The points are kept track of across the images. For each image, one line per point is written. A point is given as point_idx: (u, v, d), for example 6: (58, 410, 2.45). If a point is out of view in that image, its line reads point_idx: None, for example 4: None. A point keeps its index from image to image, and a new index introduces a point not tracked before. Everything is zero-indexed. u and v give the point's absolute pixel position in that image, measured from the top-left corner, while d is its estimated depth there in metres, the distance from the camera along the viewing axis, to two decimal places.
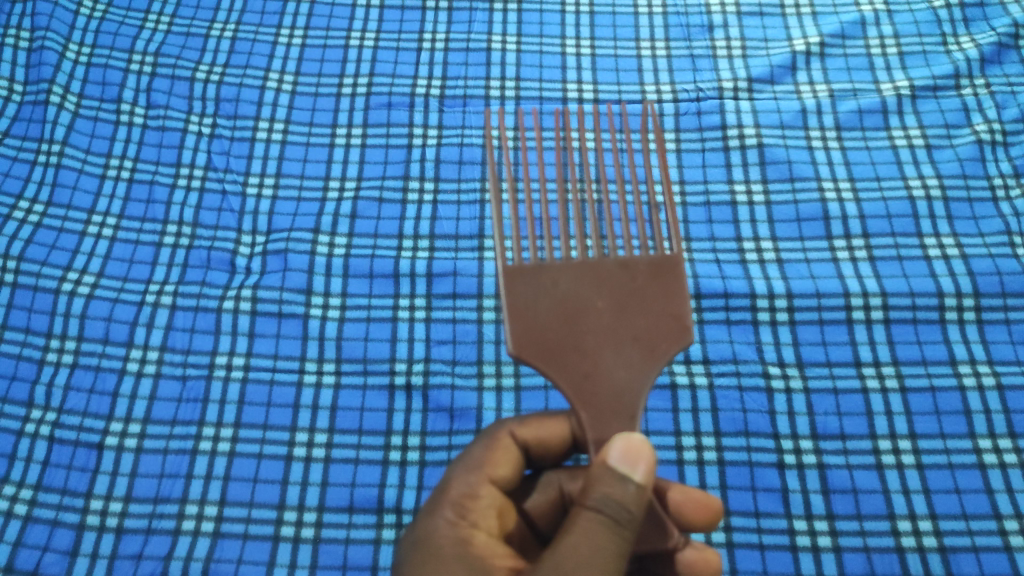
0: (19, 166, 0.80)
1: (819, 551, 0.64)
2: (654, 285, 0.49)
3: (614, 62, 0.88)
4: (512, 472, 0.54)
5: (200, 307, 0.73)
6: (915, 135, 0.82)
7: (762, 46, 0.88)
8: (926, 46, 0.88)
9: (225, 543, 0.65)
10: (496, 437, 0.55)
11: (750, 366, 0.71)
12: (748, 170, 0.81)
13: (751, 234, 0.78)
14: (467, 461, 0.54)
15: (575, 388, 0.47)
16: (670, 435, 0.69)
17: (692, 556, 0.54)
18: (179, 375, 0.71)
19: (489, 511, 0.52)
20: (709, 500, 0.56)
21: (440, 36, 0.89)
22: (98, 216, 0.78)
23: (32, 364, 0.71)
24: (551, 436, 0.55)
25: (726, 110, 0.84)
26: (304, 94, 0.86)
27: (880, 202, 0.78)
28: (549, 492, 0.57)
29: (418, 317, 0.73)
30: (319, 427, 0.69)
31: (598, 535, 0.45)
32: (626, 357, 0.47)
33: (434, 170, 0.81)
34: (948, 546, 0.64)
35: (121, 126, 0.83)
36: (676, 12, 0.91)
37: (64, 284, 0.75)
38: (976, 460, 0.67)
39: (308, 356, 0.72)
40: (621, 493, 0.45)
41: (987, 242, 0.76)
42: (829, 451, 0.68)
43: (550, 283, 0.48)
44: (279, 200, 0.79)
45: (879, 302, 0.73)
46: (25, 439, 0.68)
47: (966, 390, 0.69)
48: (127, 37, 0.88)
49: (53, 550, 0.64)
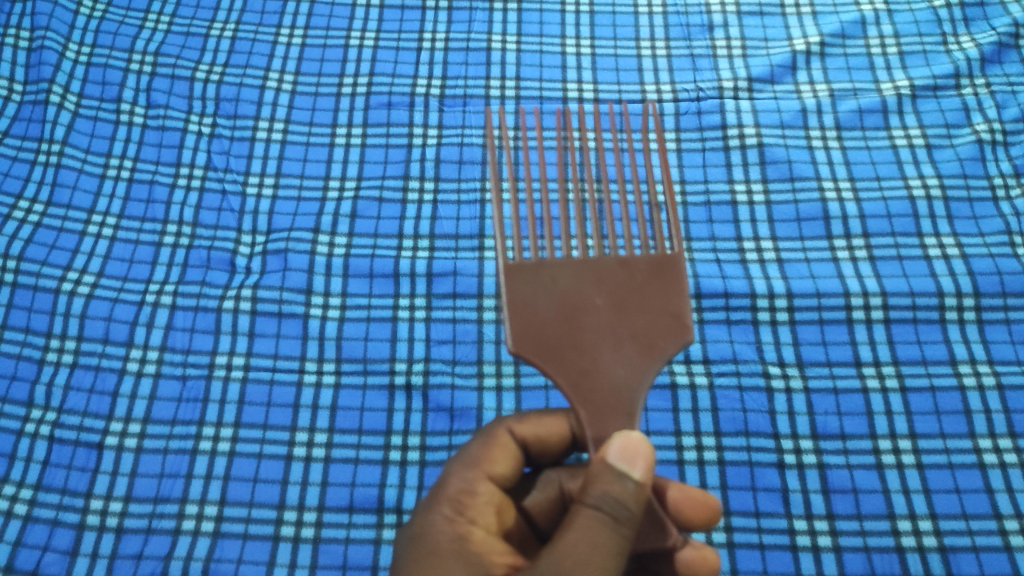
0: (19, 166, 0.80)
1: (819, 551, 0.64)
2: (653, 283, 0.49)
3: (614, 62, 0.88)
4: (510, 469, 0.54)
5: (200, 306, 0.73)
6: (915, 135, 0.82)
7: (762, 46, 0.88)
8: (926, 46, 0.88)
9: (225, 543, 0.65)
10: (494, 435, 0.55)
11: (750, 366, 0.71)
12: (748, 170, 0.81)
13: (751, 234, 0.77)
14: (464, 457, 0.54)
15: (574, 386, 0.46)
16: (670, 435, 0.69)
17: (691, 555, 0.54)
18: (179, 375, 0.71)
19: (486, 508, 0.52)
20: (707, 498, 0.56)
21: (439, 35, 0.89)
22: (98, 215, 0.78)
23: (32, 364, 0.71)
24: (550, 433, 0.56)
25: (726, 109, 0.84)
26: (303, 94, 0.86)
27: (880, 202, 0.78)
28: (549, 490, 0.56)
29: (418, 317, 0.73)
30: (319, 427, 0.69)
31: (597, 532, 0.45)
32: (625, 354, 0.47)
33: (434, 170, 0.80)
34: (948, 546, 0.64)
35: (120, 126, 0.83)
36: (677, 11, 0.90)
37: (64, 284, 0.75)
38: (976, 460, 0.67)
39: (308, 356, 0.72)
40: (620, 490, 0.45)
41: (988, 242, 0.76)
42: (829, 451, 0.68)
43: (549, 280, 0.48)
44: (279, 200, 0.79)
45: (879, 302, 0.73)
46: (25, 439, 0.68)
47: (966, 390, 0.69)
48: (127, 37, 0.88)
49: (53, 550, 0.64)
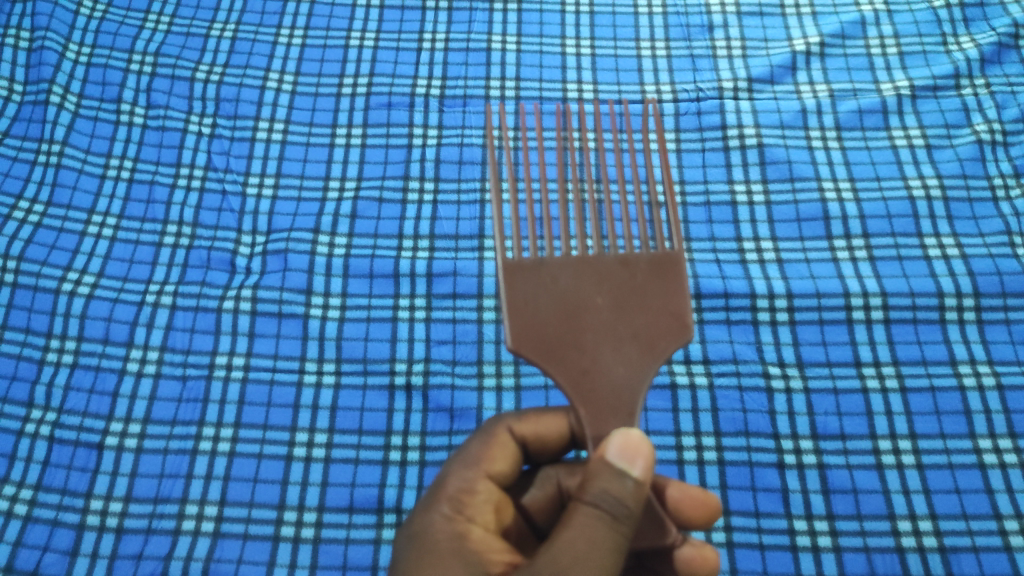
0: (19, 166, 0.80)
1: (819, 551, 0.64)
2: (654, 283, 0.49)
3: (614, 62, 0.88)
4: (509, 467, 0.54)
5: (200, 307, 0.73)
6: (915, 135, 0.82)
7: (762, 46, 0.88)
8: (926, 46, 0.88)
9: (225, 543, 0.65)
10: (494, 433, 0.55)
11: (750, 366, 0.71)
12: (748, 170, 0.81)
13: (751, 234, 0.77)
14: (463, 457, 0.54)
15: (574, 385, 0.46)
16: (670, 435, 0.69)
17: (690, 553, 0.54)
18: (179, 375, 0.71)
19: (485, 506, 0.52)
20: (707, 497, 0.56)
21: (439, 36, 0.89)
22: (98, 216, 0.78)
23: (32, 364, 0.71)
24: (549, 431, 0.56)
25: (726, 110, 0.84)
26: (304, 94, 0.86)
27: (880, 202, 0.78)
28: (547, 487, 0.57)
29: (418, 318, 0.73)
30: (319, 427, 0.69)
31: (594, 530, 0.45)
32: (625, 354, 0.47)
33: (434, 170, 0.81)
34: (948, 546, 0.64)
35: (121, 126, 0.83)
36: (677, 11, 0.90)
37: (64, 284, 0.75)
38: (976, 460, 0.67)
39: (308, 356, 0.72)
40: (619, 488, 0.45)
41: (988, 242, 0.76)
42: (829, 451, 0.68)
43: (549, 280, 0.48)
44: (279, 200, 0.79)
45: (879, 302, 0.73)
46: (25, 439, 0.68)
47: (966, 390, 0.69)
48: (127, 37, 0.88)
49: (53, 550, 0.64)
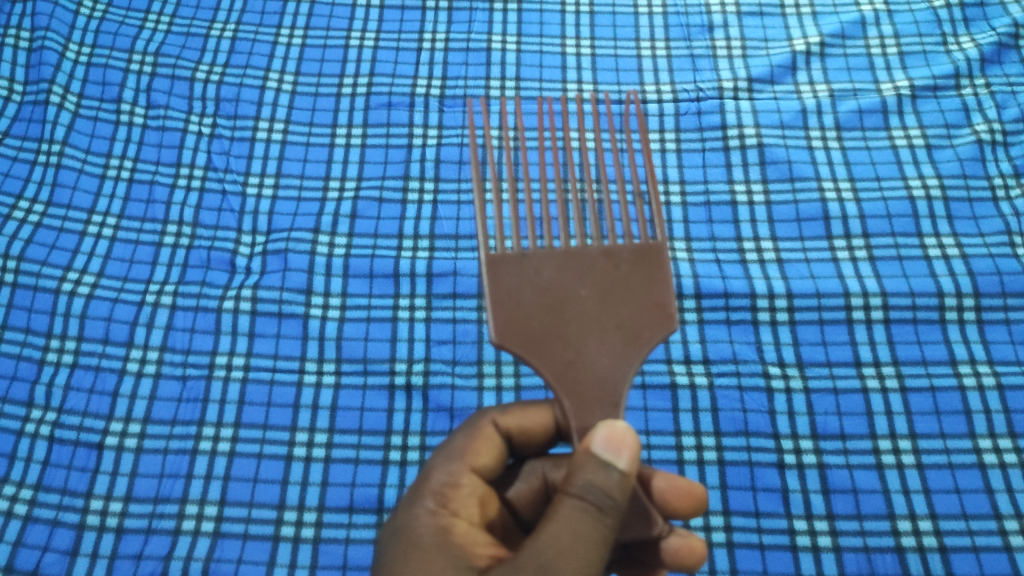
0: (19, 166, 0.80)
1: (819, 551, 0.64)
2: (638, 273, 0.49)
3: (614, 62, 0.88)
4: (494, 461, 0.54)
5: (200, 307, 0.73)
6: (915, 135, 0.82)
7: (762, 46, 0.88)
8: (926, 46, 0.88)
9: (225, 543, 0.65)
10: (478, 427, 0.55)
11: (750, 366, 0.71)
12: (748, 170, 0.81)
13: (751, 234, 0.77)
14: (448, 451, 0.54)
15: (558, 376, 0.47)
16: (670, 435, 0.69)
17: (678, 544, 0.54)
18: (179, 375, 0.71)
19: (470, 500, 0.52)
20: (693, 488, 0.56)
21: (439, 36, 0.89)
22: (98, 216, 0.78)
23: (32, 364, 0.71)
24: (534, 424, 0.55)
25: (726, 110, 0.84)
26: (303, 94, 0.86)
27: (880, 202, 0.78)
28: (532, 480, 0.57)
29: (417, 317, 0.73)
30: (319, 427, 0.69)
31: (579, 522, 0.45)
32: (610, 346, 0.47)
33: (434, 170, 0.81)
34: (948, 546, 0.63)
35: (120, 126, 0.83)
36: (676, 11, 0.90)
37: (64, 284, 0.75)
38: (976, 459, 0.67)
39: (308, 356, 0.72)
40: (604, 480, 0.45)
41: (988, 242, 0.76)
42: (829, 451, 0.68)
43: (533, 272, 0.48)
44: (279, 200, 0.79)
45: (879, 302, 0.73)
46: (25, 439, 0.68)
47: (966, 390, 0.69)
48: (127, 37, 0.88)
49: (53, 550, 0.64)
